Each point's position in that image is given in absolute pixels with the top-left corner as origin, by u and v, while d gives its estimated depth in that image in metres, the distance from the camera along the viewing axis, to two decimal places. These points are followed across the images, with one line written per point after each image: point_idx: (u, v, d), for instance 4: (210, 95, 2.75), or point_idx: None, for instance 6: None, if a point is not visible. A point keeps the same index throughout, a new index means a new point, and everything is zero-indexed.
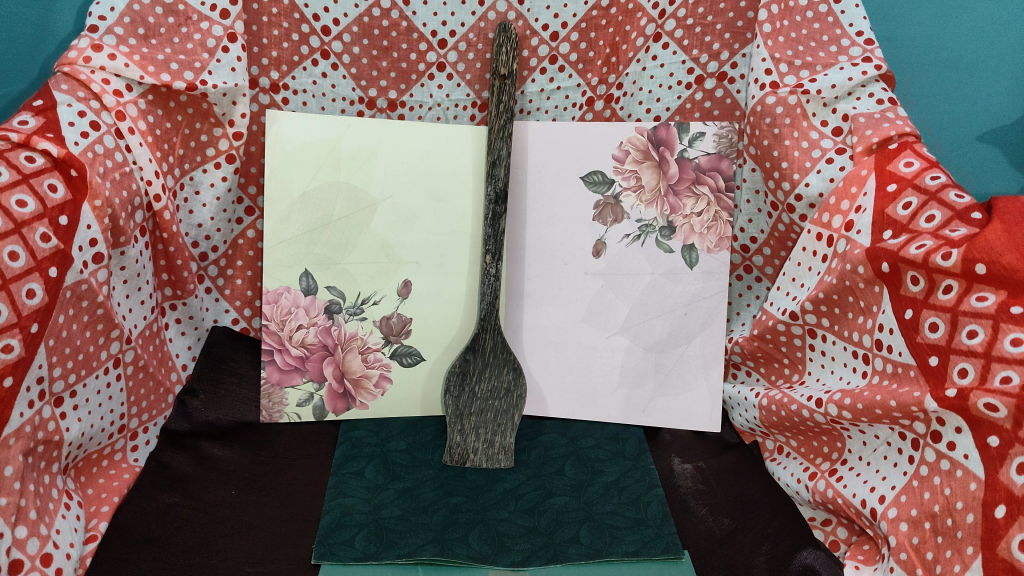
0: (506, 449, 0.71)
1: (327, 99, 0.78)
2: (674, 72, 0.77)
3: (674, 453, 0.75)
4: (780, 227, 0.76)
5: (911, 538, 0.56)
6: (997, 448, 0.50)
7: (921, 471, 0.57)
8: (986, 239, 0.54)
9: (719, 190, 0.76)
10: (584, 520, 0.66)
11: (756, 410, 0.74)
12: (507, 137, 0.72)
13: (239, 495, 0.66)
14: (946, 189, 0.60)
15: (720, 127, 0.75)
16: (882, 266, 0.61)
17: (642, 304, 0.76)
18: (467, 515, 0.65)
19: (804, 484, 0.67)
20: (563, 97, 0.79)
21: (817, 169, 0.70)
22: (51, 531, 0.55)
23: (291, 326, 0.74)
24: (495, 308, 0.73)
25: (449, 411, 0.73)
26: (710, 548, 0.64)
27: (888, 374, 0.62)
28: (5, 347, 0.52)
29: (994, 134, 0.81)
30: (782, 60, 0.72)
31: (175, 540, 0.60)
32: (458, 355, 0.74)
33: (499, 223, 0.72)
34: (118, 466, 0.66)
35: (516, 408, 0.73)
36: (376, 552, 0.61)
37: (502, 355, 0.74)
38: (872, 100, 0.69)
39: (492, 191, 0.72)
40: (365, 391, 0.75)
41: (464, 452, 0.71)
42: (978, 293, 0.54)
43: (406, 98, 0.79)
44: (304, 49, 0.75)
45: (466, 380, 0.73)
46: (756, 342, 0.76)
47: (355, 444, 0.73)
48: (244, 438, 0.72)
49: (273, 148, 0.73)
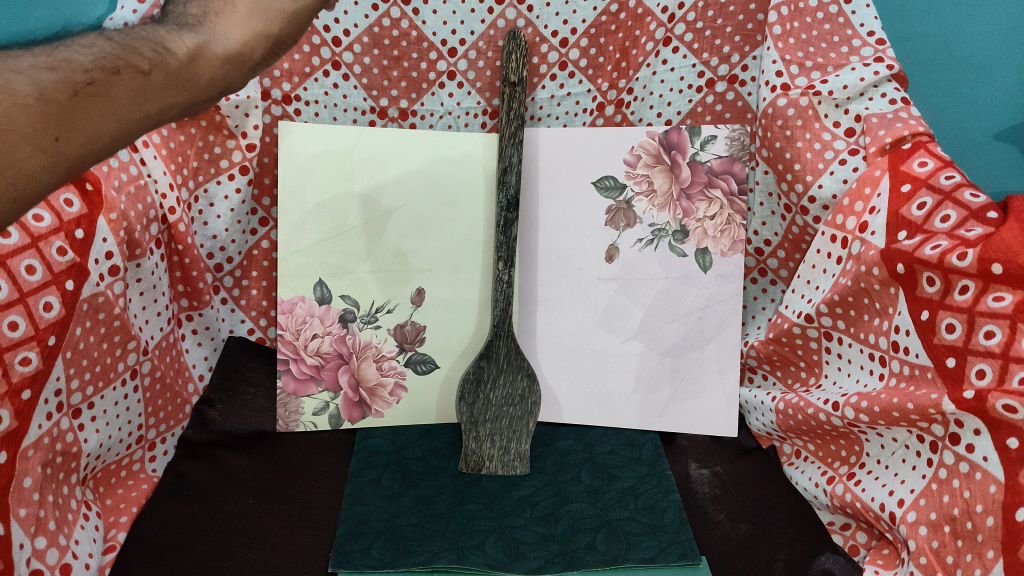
0: (521, 456, 0.71)
1: (339, 109, 0.77)
2: (684, 76, 0.76)
3: (690, 458, 0.75)
4: (795, 229, 0.76)
5: (931, 542, 0.55)
6: (1017, 450, 0.50)
7: (940, 474, 0.56)
8: (1001, 238, 0.53)
9: (732, 193, 0.75)
10: (601, 527, 0.66)
11: (773, 413, 0.73)
12: (519, 144, 0.72)
13: (256, 505, 0.66)
14: (960, 188, 0.59)
15: (731, 129, 0.75)
16: (897, 267, 0.60)
17: (656, 310, 0.76)
18: (484, 522, 0.65)
19: (822, 488, 0.67)
20: (573, 103, 0.79)
21: (830, 171, 0.70)
22: (70, 541, 0.55)
23: (306, 335, 0.75)
24: (507, 315, 0.73)
25: (463, 418, 0.72)
26: (727, 554, 0.64)
27: (905, 376, 0.61)
28: (23, 360, 0.53)
29: (1011, 132, 0.80)
30: (793, 61, 0.72)
31: (193, 550, 0.61)
32: (472, 362, 0.74)
33: (512, 230, 0.72)
34: (135, 477, 0.67)
35: (530, 415, 0.73)
36: (392, 560, 0.61)
37: (516, 362, 0.74)
38: (886, 101, 0.68)
39: (504, 198, 0.72)
40: (380, 399, 0.76)
41: (479, 459, 0.71)
42: (995, 293, 0.53)
43: (418, 107, 0.79)
44: (315, 60, 0.75)
45: (480, 387, 0.73)
46: (771, 346, 0.75)
47: (371, 452, 0.73)
48: (261, 448, 0.72)
49: (286, 158, 0.73)
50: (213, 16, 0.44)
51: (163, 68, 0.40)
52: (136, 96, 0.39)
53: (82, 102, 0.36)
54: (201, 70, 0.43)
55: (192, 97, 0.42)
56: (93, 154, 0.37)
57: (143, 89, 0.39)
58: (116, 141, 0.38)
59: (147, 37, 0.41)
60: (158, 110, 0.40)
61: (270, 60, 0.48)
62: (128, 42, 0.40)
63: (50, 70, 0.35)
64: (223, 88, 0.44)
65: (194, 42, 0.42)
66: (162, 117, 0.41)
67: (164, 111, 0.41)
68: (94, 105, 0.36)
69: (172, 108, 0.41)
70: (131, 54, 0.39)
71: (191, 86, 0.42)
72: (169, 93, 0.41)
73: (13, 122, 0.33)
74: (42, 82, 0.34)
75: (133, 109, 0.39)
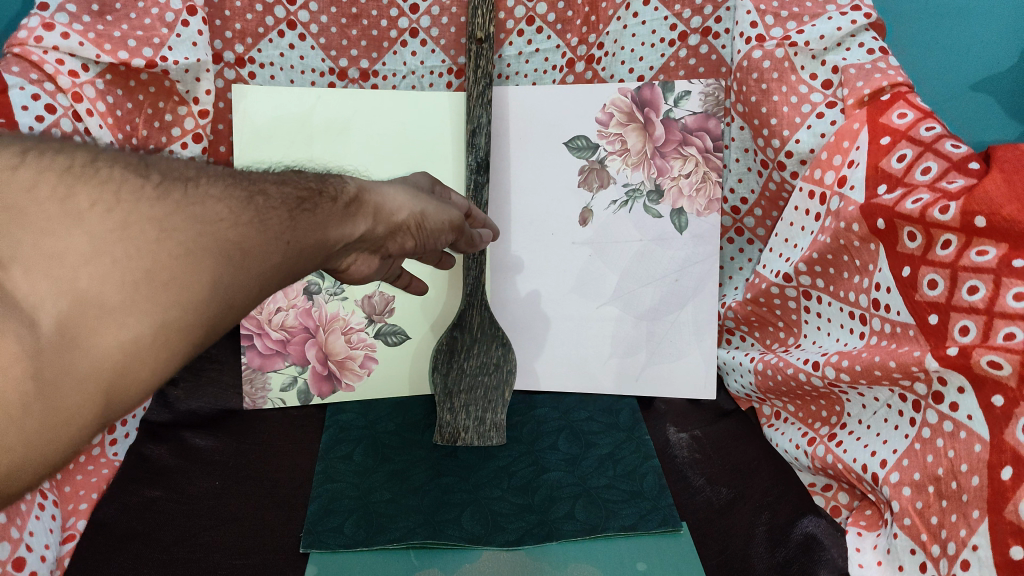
0: (498, 426, 0.69)
1: (295, 71, 0.74)
2: (656, 29, 0.74)
3: (669, 422, 0.73)
4: (772, 186, 0.74)
5: (915, 503, 0.54)
6: (1002, 407, 0.49)
7: (923, 434, 0.55)
8: (985, 190, 0.51)
9: (707, 151, 0.73)
10: (579, 495, 0.65)
11: (751, 375, 0.71)
12: (487, 104, 0.69)
13: (223, 486, 0.64)
14: (941, 139, 0.57)
15: (706, 85, 0.72)
16: (877, 223, 0.59)
17: (631, 273, 0.73)
18: (460, 496, 0.64)
19: (803, 450, 0.65)
20: (542, 60, 0.76)
21: (807, 125, 0.67)
22: (24, 534, 0.54)
23: (270, 309, 0.73)
24: (479, 282, 0.71)
25: (436, 388, 0.70)
26: (709, 519, 0.63)
27: (887, 334, 0.60)
28: None
29: (989, 82, 0.78)
30: (768, 11, 0.69)
31: (156, 536, 0.59)
32: (443, 333, 0.71)
33: (483, 193, 0.69)
34: (95, 462, 0.64)
35: (506, 384, 0.71)
36: (366, 538, 0.60)
37: (489, 331, 0.71)
38: (863, 51, 0.66)
39: (474, 160, 0.69)
40: (351, 372, 0.73)
41: (454, 431, 0.69)
42: (978, 247, 0.52)
43: (379, 68, 0.75)
44: (269, 20, 0.72)
45: (453, 357, 0.70)
46: (749, 306, 0.73)
47: (341, 426, 0.71)
48: (227, 426, 0.70)
49: (242, 124, 0.70)
50: (380, 182, 0.50)
51: (345, 203, 0.45)
52: (331, 218, 0.43)
53: (307, 214, 0.41)
54: (368, 213, 0.47)
55: (359, 233, 0.46)
56: (304, 267, 0.41)
57: (333, 215, 0.43)
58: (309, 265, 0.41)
59: (333, 178, 0.46)
60: (340, 237, 0.44)
61: (401, 247, 0.52)
62: (322, 180, 0.45)
63: (284, 186, 0.42)
64: (376, 234, 0.48)
65: (361, 185, 0.48)
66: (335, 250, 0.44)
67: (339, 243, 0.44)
68: (315, 216, 0.41)
69: (349, 238, 0.45)
70: (327, 185, 0.45)
71: (361, 224, 0.46)
72: (347, 226, 0.45)
73: (270, 222, 0.38)
74: (281, 194, 0.40)
75: (332, 227, 0.43)
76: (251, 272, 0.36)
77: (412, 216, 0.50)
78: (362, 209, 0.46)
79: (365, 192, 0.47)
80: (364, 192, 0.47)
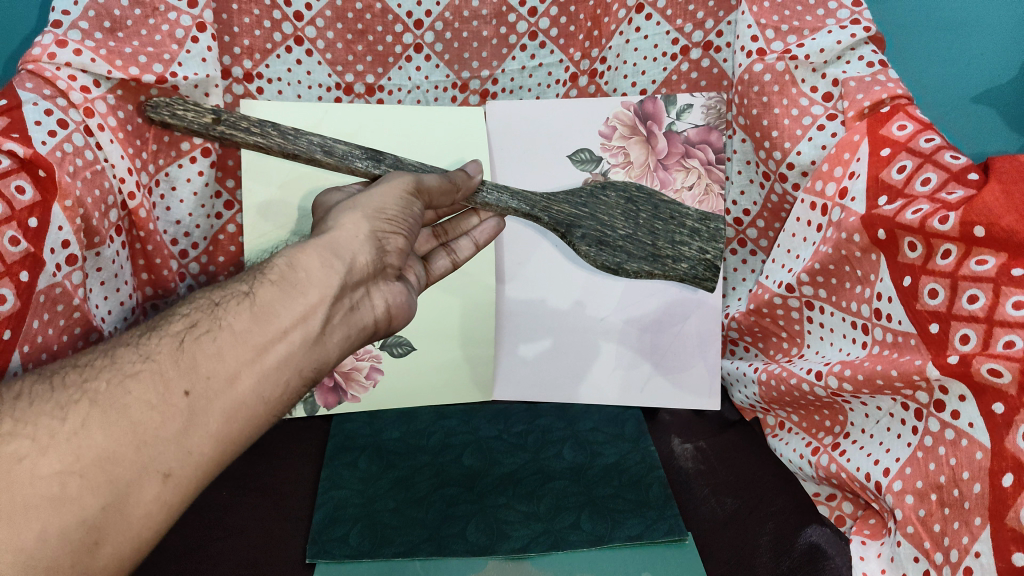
0: (698, 216, 0.69)
1: (303, 86, 0.75)
2: (658, 44, 0.75)
3: (673, 433, 0.73)
4: (774, 198, 0.74)
5: (918, 511, 0.54)
6: (1002, 415, 0.49)
7: (925, 442, 0.55)
8: (983, 201, 0.52)
9: (710, 162, 0.74)
10: (585, 504, 0.65)
11: (756, 386, 0.71)
12: (297, 131, 0.56)
13: (231, 496, 0.64)
14: (941, 150, 0.58)
15: (707, 98, 0.74)
16: (878, 234, 0.59)
17: (634, 285, 0.74)
18: (464, 507, 0.64)
19: (807, 460, 0.65)
20: (545, 74, 0.77)
21: (808, 137, 0.68)
22: None
23: None
24: (524, 197, 0.63)
25: (644, 268, 0.66)
26: (712, 530, 0.64)
27: (889, 343, 0.60)
28: (12, 240, 0.56)
29: (988, 95, 0.79)
30: (768, 25, 0.70)
31: (167, 544, 0.60)
32: (580, 249, 0.65)
33: (404, 162, 0.60)
34: None
35: (648, 197, 0.68)
36: (372, 548, 0.61)
37: (580, 195, 0.66)
38: (863, 63, 0.67)
39: (364, 158, 0.58)
40: (357, 383, 0.73)
41: (704, 262, 0.68)
42: (978, 257, 0.52)
43: (384, 82, 0.77)
44: (277, 36, 0.73)
45: (607, 239, 0.65)
46: (752, 317, 0.74)
47: (347, 435, 0.71)
48: None
49: None
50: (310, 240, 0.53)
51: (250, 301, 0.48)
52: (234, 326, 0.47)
53: (186, 354, 0.45)
54: (295, 282, 0.49)
55: (297, 303, 0.49)
56: (231, 387, 0.45)
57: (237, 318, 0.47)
58: (234, 377, 0.45)
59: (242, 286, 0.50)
60: (266, 328, 0.47)
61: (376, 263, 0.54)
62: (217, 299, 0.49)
63: (152, 344, 0.45)
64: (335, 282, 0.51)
65: (284, 265, 0.50)
66: (272, 337, 0.47)
67: (272, 330, 0.47)
68: (199, 352, 0.45)
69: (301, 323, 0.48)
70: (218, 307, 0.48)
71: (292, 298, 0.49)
72: (266, 315, 0.47)
73: (125, 399, 0.42)
74: (142, 356, 0.44)
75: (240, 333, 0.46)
76: (109, 481, 0.40)
77: (361, 240, 0.53)
78: (291, 282, 0.49)
79: (286, 264, 0.50)
80: (289, 273, 0.50)
